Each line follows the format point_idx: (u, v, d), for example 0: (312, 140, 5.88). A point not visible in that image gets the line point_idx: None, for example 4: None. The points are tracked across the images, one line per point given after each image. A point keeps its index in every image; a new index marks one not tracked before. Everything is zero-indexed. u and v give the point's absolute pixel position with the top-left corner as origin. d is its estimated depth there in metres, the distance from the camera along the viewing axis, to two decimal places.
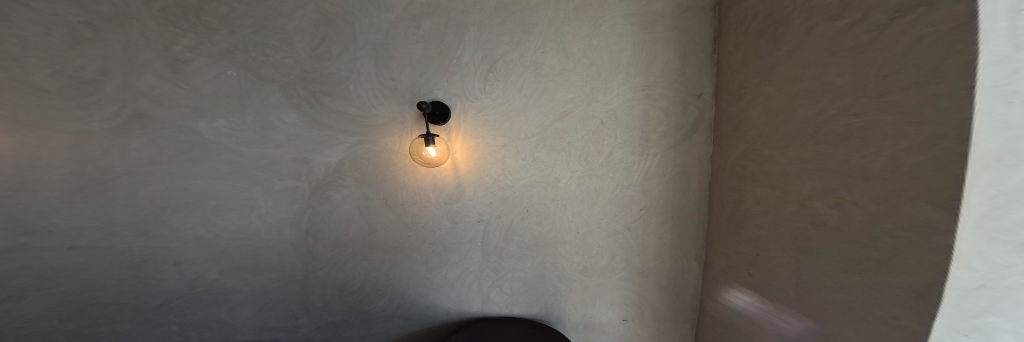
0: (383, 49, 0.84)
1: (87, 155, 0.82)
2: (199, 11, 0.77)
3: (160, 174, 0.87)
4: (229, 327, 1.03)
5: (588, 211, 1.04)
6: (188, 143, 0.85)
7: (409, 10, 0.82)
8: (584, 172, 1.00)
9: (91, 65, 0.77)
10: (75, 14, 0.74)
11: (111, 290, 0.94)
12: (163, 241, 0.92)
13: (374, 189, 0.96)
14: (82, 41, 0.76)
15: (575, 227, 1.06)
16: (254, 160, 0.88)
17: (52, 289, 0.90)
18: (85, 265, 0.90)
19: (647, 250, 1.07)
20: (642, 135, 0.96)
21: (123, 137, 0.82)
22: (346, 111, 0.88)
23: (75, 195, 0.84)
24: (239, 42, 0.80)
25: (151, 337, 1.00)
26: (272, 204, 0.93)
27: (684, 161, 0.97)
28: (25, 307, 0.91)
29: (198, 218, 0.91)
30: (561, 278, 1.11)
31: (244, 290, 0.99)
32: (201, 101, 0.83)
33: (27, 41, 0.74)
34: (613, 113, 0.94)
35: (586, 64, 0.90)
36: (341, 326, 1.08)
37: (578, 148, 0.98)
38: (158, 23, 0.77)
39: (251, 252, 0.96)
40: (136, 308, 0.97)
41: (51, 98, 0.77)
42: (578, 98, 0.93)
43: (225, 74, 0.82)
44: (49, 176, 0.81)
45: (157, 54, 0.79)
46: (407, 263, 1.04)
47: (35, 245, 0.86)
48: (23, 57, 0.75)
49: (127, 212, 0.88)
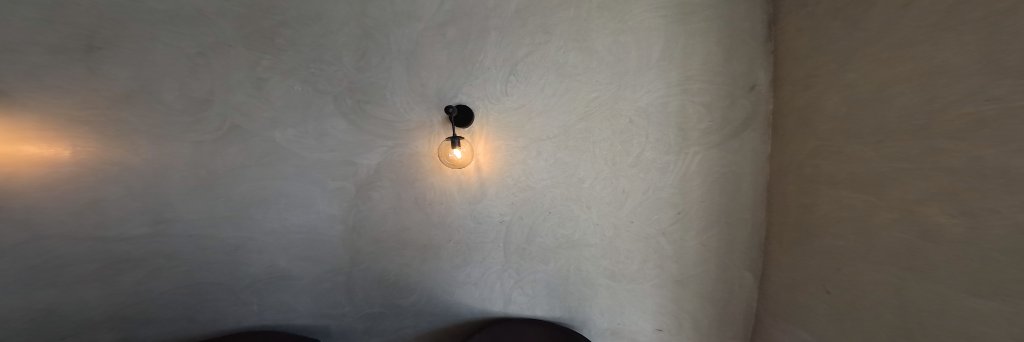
0: (414, 58, 0.91)
1: (201, 160, 0.99)
2: (272, 34, 0.89)
3: (248, 176, 1.02)
4: (293, 311, 1.17)
5: (614, 213, 1.02)
6: (266, 149, 1.00)
7: (436, 19, 0.86)
8: (609, 173, 0.99)
9: (201, 88, 0.93)
10: (191, 45, 0.89)
11: (215, 271, 1.10)
12: (250, 232, 1.07)
13: (406, 189, 1.04)
14: (197, 67, 0.91)
15: (600, 230, 1.04)
16: (315, 163, 1.02)
17: (175, 268, 1.07)
18: (201, 249, 1.07)
19: (682, 254, 1.01)
20: (677, 133, 0.91)
21: (224, 145, 0.98)
22: (383, 118, 0.97)
23: (193, 192, 1.01)
24: (302, 60, 0.92)
25: (241, 315, 1.16)
26: (326, 202, 1.06)
27: (728, 160, 0.90)
28: (151, 285, 1.07)
29: (273, 213, 1.07)
30: (585, 282, 1.10)
31: (304, 278, 1.13)
32: (276, 113, 0.97)
33: (156, 70, 0.90)
34: (644, 110, 0.91)
35: (611, 61, 0.89)
36: (379, 317, 1.18)
37: (603, 149, 0.97)
38: (247, 48, 0.90)
39: (310, 244, 1.09)
40: (230, 288, 1.12)
41: (176, 114, 0.94)
42: (603, 97, 0.92)
43: (293, 88, 0.95)
44: (175, 177, 0.99)
45: (245, 75, 0.93)
46: (434, 260, 1.11)
47: (167, 232, 1.04)
48: (155, 82, 0.90)
49: (229, 205, 1.04)
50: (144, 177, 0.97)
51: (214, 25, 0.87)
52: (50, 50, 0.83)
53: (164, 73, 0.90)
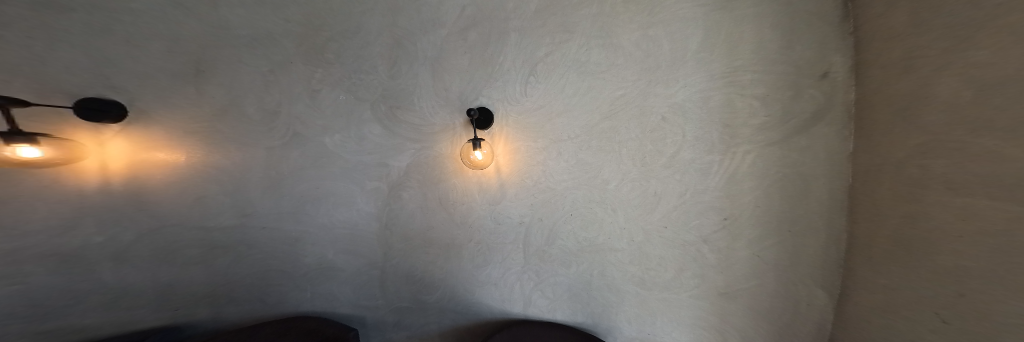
0: (438, 63, 0.96)
1: (273, 162, 1.11)
2: (323, 49, 0.98)
3: (303, 177, 1.13)
4: (336, 301, 1.26)
5: (643, 217, 0.99)
6: (319, 153, 1.11)
7: (458, 24, 0.90)
8: (639, 174, 0.96)
9: (269, 101, 1.04)
10: (265, 64, 1.00)
11: (279, 258, 1.21)
12: (305, 226, 1.18)
13: (432, 189, 1.10)
14: (270, 83, 1.02)
15: (629, 235, 1.01)
16: (356, 164, 1.11)
17: (254, 254, 1.20)
18: (269, 239, 1.19)
19: (726, 263, 0.94)
20: (725, 130, 0.85)
21: (286, 150, 1.10)
22: (412, 122, 1.04)
23: (269, 187, 1.13)
24: (346, 71, 1.01)
25: (298, 299, 1.26)
26: (365, 201, 1.14)
27: (787, 159, 0.82)
28: (236, 268, 1.21)
29: (324, 210, 1.17)
30: (611, 287, 1.07)
31: (347, 269, 1.22)
32: (326, 120, 1.07)
33: (239, 87, 1.01)
34: (687, 107, 0.86)
35: (639, 57, 0.86)
36: (406, 312, 1.24)
37: (632, 149, 0.94)
38: (304, 63, 1.01)
39: (351, 239, 1.19)
40: (292, 274, 1.23)
41: (254, 125, 1.06)
42: (629, 94, 0.90)
43: (339, 98, 1.05)
44: (255, 176, 1.12)
45: (303, 87, 1.03)
46: (457, 259, 1.15)
47: (250, 223, 1.16)
48: (239, 99, 1.03)
49: (291, 202, 1.16)
50: (233, 177, 1.10)
51: (279, 43, 0.97)
52: (168, 74, 0.96)
53: (243, 87, 1.01)
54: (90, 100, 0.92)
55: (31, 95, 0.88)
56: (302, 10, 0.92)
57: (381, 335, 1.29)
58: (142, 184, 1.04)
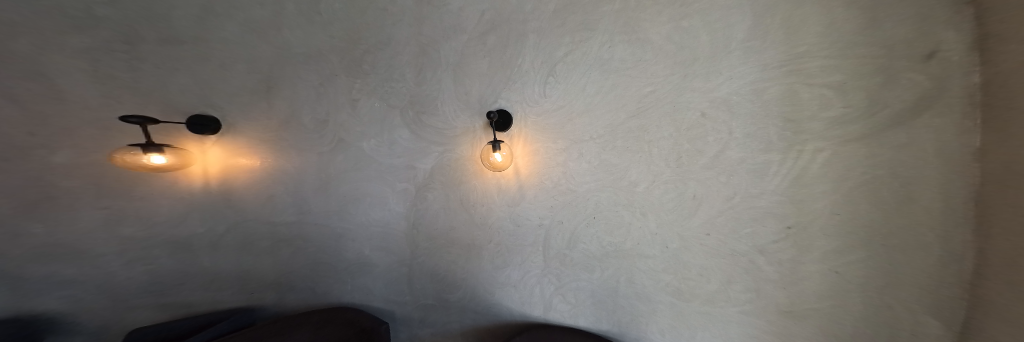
0: (460, 68, 1.02)
1: (325, 166, 1.21)
2: (361, 61, 1.07)
3: (347, 180, 1.21)
4: (372, 296, 1.32)
5: (675, 222, 0.93)
6: (359, 157, 1.18)
7: (478, 29, 0.96)
8: (674, 176, 0.91)
9: (320, 111, 1.15)
10: (315, 79, 1.11)
11: (325, 251, 1.30)
12: (345, 227, 1.26)
13: (453, 190, 1.13)
14: (320, 95, 1.13)
15: (661, 241, 0.96)
16: (390, 168, 1.17)
17: (306, 247, 1.29)
18: (326, 235, 1.28)
19: (790, 276, 0.83)
20: (787, 125, 0.76)
21: (333, 154, 1.19)
22: (436, 126, 1.09)
23: (321, 186, 1.23)
24: (379, 81, 1.09)
25: (342, 292, 1.34)
26: (396, 201, 1.20)
27: (876, 157, 0.68)
28: (294, 259, 1.31)
29: (361, 210, 1.23)
30: (640, 295, 1.01)
31: (381, 265, 1.27)
32: (365, 127, 1.15)
33: (295, 100, 1.14)
34: (741, 101, 0.80)
35: (671, 50, 0.84)
36: (431, 309, 1.27)
37: (665, 149, 0.91)
38: (346, 74, 1.10)
39: (383, 236, 1.25)
40: (340, 266, 1.31)
41: (308, 132, 1.17)
42: (661, 90, 0.87)
43: (374, 105, 1.12)
44: (308, 180, 1.22)
45: (346, 97, 1.13)
46: (477, 261, 1.16)
47: (303, 220, 1.27)
48: (298, 109, 1.15)
49: (337, 202, 1.24)
50: (294, 180, 1.22)
51: (325, 60, 1.08)
52: (247, 92, 1.12)
53: (300, 100, 1.14)
54: (199, 117, 1.10)
55: (158, 113, 1.10)
56: (344, 26, 1.02)
57: (408, 332, 1.32)
58: (230, 185, 1.20)
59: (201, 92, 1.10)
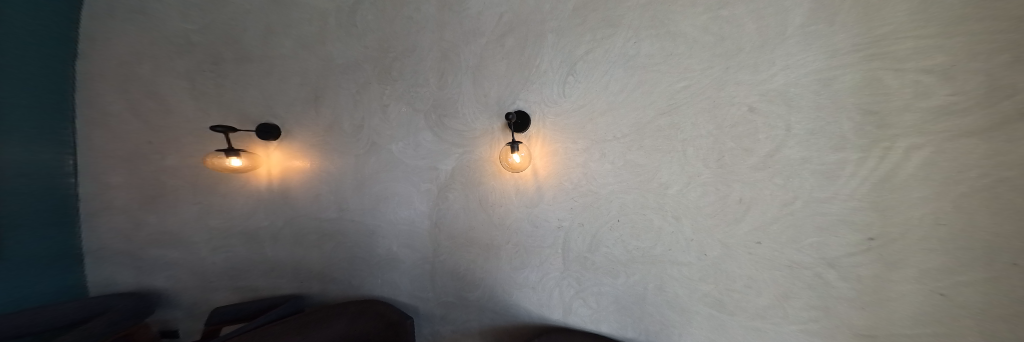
0: (479, 71, 1.07)
1: (361, 168, 1.27)
2: (391, 68, 1.17)
3: (383, 181, 1.26)
4: (398, 294, 1.33)
5: (711, 228, 0.87)
6: (389, 159, 1.23)
7: (496, 31, 1.03)
8: (716, 177, 0.85)
9: (356, 116, 1.23)
10: (353, 88, 1.21)
11: (358, 247, 1.34)
12: (376, 227, 1.31)
13: (473, 191, 1.15)
14: (358, 101, 1.22)
15: (700, 248, 0.89)
16: (414, 169, 1.21)
17: (343, 240, 1.35)
18: (365, 231, 1.32)
19: (871, 296, 0.72)
20: (868, 118, 0.68)
21: (365, 157, 1.26)
22: (456, 129, 1.13)
23: (359, 185, 1.29)
24: (407, 87, 1.16)
25: (375, 286, 1.36)
26: (421, 201, 1.23)
27: (1001, 157, 0.58)
28: (335, 251, 1.36)
29: (389, 208, 1.28)
30: (671, 304, 0.95)
31: (408, 262, 1.29)
32: (396, 131, 1.20)
33: (336, 107, 1.23)
34: (804, 93, 0.74)
35: (711, 42, 0.81)
36: (451, 306, 1.27)
37: (703, 148, 0.85)
38: (378, 82, 1.19)
39: (409, 233, 1.27)
40: (370, 262, 1.34)
41: (346, 136, 1.26)
42: (697, 85, 0.84)
43: (404, 110, 1.18)
44: (347, 181, 1.29)
45: (378, 102, 1.20)
46: (496, 261, 1.17)
47: (340, 217, 1.33)
48: (339, 115, 1.24)
49: (371, 200, 1.29)
50: (334, 179, 1.30)
51: (359, 69, 1.19)
52: (299, 102, 1.25)
53: (340, 108, 1.23)
54: (265, 125, 1.25)
55: (233, 121, 1.27)
56: (378, 39, 1.15)
57: (430, 328, 1.31)
58: (287, 185, 1.32)
59: (267, 103, 1.26)
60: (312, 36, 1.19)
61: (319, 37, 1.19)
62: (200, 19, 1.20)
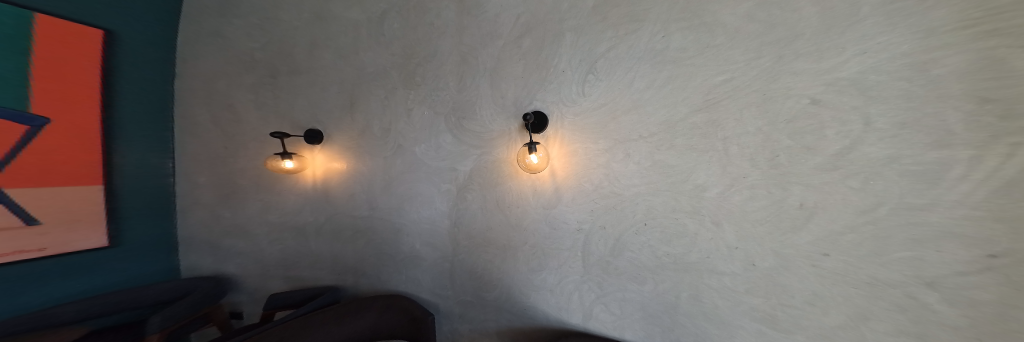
0: (496, 72, 1.10)
1: (390, 170, 1.31)
2: (416, 73, 1.22)
3: (409, 183, 1.29)
4: (420, 294, 1.35)
5: (764, 237, 0.81)
6: (412, 160, 1.27)
7: (513, 33, 1.06)
8: (767, 180, 0.80)
9: (385, 120, 1.29)
10: (382, 94, 1.28)
11: (386, 247, 1.38)
12: (403, 226, 1.34)
13: (490, 192, 1.16)
14: (388, 103, 1.27)
15: (749, 258, 0.83)
16: (434, 171, 1.24)
17: (372, 237, 1.39)
18: (392, 231, 1.36)
19: (994, 327, 0.62)
20: (984, 108, 0.59)
21: (389, 158, 1.31)
22: (474, 130, 1.14)
23: (387, 185, 1.33)
24: (431, 90, 1.20)
25: (400, 284, 1.38)
26: (443, 202, 1.25)
27: None
28: (366, 249, 1.41)
29: (412, 208, 1.31)
30: (711, 317, 0.89)
31: (428, 259, 1.31)
32: (419, 134, 1.24)
33: (368, 111, 1.30)
34: (889, 81, 0.66)
35: (758, 30, 0.78)
36: (469, 305, 1.27)
37: (750, 146, 0.81)
38: (403, 87, 1.24)
39: (430, 234, 1.29)
40: (396, 259, 1.37)
41: (374, 140, 1.32)
42: (738, 79, 0.80)
43: (430, 112, 1.21)
44: (376, 182, 1.35)
45: (403, 106, 1.25)
46: (513, 262, 1.17)
47: (370, 216, 1.38)
48: (370, 118, 1.31)
49: (395, 200, 1.33)
50: (365, 179, 1.36)
51: (387, 76, 1.26)
52: (338, 108, 1.34)
53: (371, 113, 1.30)
54: (310, 131, 1.36)
55: (287, 127, 1.41)
56: (405, 46, 1.22)
57: (450, 325, 1.32)
58: (328, 186, 1.41)
59: (312, 111, 1.37)
60: (348, 47, 1.30)
61: (353, 47, 1.29)
62: (261, 38, 1.41)
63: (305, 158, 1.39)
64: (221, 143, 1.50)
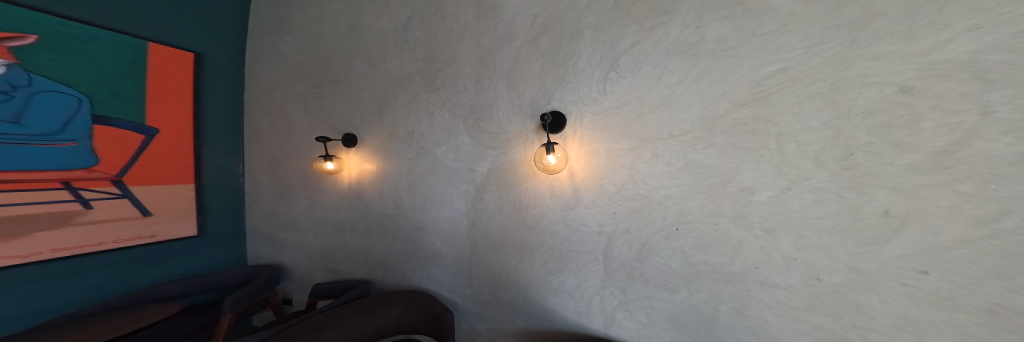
0: (512, 74, 1.11)
1: (415, 171, 1.36)
2: (438, 77, 1.25)
3: (432, 183, 1.33)
4: (444, 295, 1.38)
5: (835, 248, 0.74)
6: (433, 161, 1.31)
7: (530, 33, 1.06)
8: (838, 183, 0.72)
9: (410, 124, 1.34)
10: (407, 98, 1.33)
11: (417, 248, 1.41)
12: (427, 227, 1.37)
13: (506, 193, 1.17)
14: (414, 105, 1.32)
15: (812, 272, 0.76)
16: (453, 171, 1.27)
17: (399, 235, 1.44)
18: (418, 232, 1.39)
19: None
20: None
21: (414, 160, 1.35)
22: (491, 132, 1.16)
23: (411, 185, 1.38)
24: (452, 91, 1.23)
25: (426, 283, 1.41)
26: (463, 202, 1.27)
27: None
28: (395, 247, 1.46)
29: (434, 208, 1.34)
30: (759, 331, 0.83)
31: (448, 257, 1.34)
32: (442, 136, 1.27)
33: (397, 114, 1.36)
34: (1016, 61, 0.55)
35: (819, 12, 0.71)
36: (487, 305, 1.28)
37: (814, 144, 0.74)
38: (425, 90, 1.28)
39: (449, 234, 1.33)
40: (421, 259, 1.41)
41: (399, 143, 1.38)
42: (791, 68, 0.75)
43: (451, 116, 1.24)
44: (401, 183, 1.40)
45: (428, 108, 1.29)
46: (530, 263, 1.16)
47: (396, 215, 1.44)
48: (398, 121, 1.36)
49: (411, 198, 1.39)
50: (391, 180, 1.42)
51: (411, 81, 1.31)
52: (370, 114, 1.42)
53: (398, 117, 1.36)
54: (348, 135, 1.45)
55: (327, 132, 1.51)
56: (428, 52, 1.26)
57: (467, 324, 1.34)
58: (361, 186, 1.49)
59: (348, 117, 1.46)
60: (377, 55, 1.37)
61: (381, 55, 1.36)
62: (308, 50, 1.53)
63: (343, 160, 1.48)
64: (277, 147, 1.64)
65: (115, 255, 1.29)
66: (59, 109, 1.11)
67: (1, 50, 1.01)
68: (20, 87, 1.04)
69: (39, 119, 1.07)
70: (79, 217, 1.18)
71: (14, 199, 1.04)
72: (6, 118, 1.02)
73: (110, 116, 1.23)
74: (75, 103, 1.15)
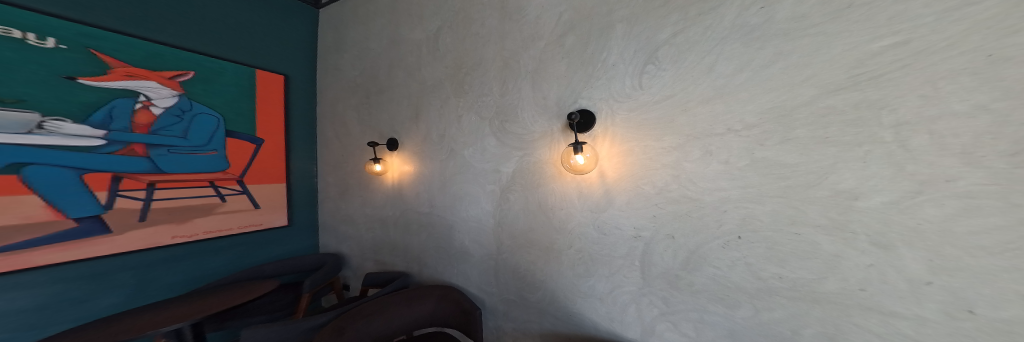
0: (537, 74, 1.10)
1: (449, 173, 1.40)
2: (467, 81, 1.29)
3: (462, 184, 1.37)
4: (478, 296, 1.39)
5: (1001, 274, 0.56)
6: (463, 163, 1.35)
7: (556, 32, 1.05)
8: (1007, 188, 0.55)
9: (441, 128, 1.40)
10: (441, 103, 1.39)
11: (456, 247, 1.44)
12: (459, 227, 1.41)
13: (532, 193, 1.16)
14: (450, 108, 1.36)
15: (960, 303, 0.60)
16: (480, 172, 1.30)
17: (436, 233, 1.50)
18: (457, 232, 1.43)
19: None
20: None
21: (449, 160, 1.40)
22: (516, 132, 1.17)
23: (444, 186, 1.43)
24: (478, 94, 1.26)
25: (464, 283, 1.43)
26: (495, 203, 1.27)
27: None
28: (437, 247, 1.52)
29: (464, 208, 1.38)
30: None
31: (476, 255, 1.38)
32: (476, 137, 1.29)
33: (433, 119, 1.42)
34: None
35: None
36: (512, 304, 1.29)
37: (961, 135, 0.58)
38: (455, 95, 1.33)
39: (476, 234, 1.36)
40: (461, 259, 1.43)
41: (431, 146, 1.45)
42: (909, 41, 0.62)
43: (478, 120, 1.27)
44: (434, 184, 1.47)
45: (463, 109, 1.32)
46: (557, 265, 1.14)
47: (429, 214, 1.51)
48: (433, 125, 1.42)
49: (445, 199, 1.44)
50: (427, 181, 1.49)
51: (441, 87, 1.38)
52: (409, 119, 1.51)
53: (430, 122, 1.43)
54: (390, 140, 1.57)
55: (375, 137, 1.64)
56: (457, 57, 1.31)
57: (494, 322, 1.36)
58: (404, 187, 1.59)
59: (392, 123, 1.58)
60: (413, 65, 1.46)
61: (417, 64, 1.45)
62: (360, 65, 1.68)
63: (387, 162, 1.61)
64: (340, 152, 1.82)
65: (240, 240, 1.59)
66: (207, 126, 1.44)
67: (174, 83, 1.35)
68: (186, 110, 1.37)
69: (197, 134, 1.41)
70: (218, 208, 1.49)
71: (182, 195, 1.38)
72: (179, 134, 1.35)
73: (236, 130, 1.54)
74: (217, 122, 1.47)
